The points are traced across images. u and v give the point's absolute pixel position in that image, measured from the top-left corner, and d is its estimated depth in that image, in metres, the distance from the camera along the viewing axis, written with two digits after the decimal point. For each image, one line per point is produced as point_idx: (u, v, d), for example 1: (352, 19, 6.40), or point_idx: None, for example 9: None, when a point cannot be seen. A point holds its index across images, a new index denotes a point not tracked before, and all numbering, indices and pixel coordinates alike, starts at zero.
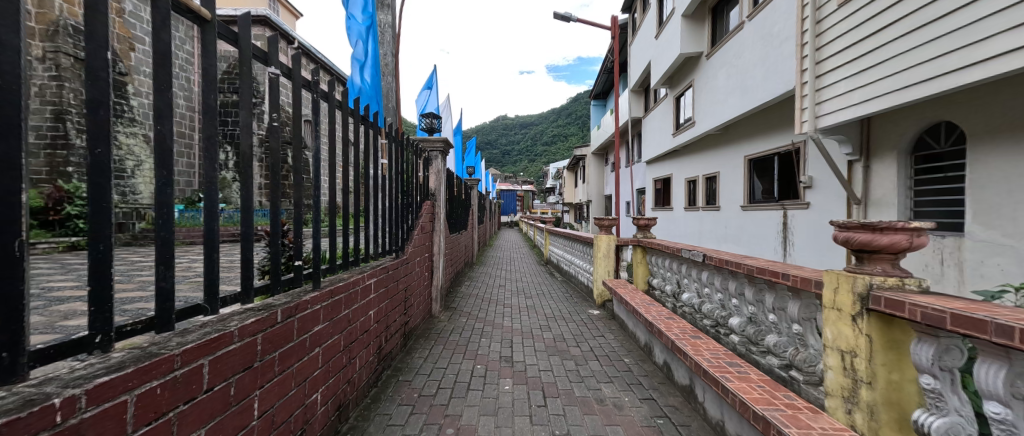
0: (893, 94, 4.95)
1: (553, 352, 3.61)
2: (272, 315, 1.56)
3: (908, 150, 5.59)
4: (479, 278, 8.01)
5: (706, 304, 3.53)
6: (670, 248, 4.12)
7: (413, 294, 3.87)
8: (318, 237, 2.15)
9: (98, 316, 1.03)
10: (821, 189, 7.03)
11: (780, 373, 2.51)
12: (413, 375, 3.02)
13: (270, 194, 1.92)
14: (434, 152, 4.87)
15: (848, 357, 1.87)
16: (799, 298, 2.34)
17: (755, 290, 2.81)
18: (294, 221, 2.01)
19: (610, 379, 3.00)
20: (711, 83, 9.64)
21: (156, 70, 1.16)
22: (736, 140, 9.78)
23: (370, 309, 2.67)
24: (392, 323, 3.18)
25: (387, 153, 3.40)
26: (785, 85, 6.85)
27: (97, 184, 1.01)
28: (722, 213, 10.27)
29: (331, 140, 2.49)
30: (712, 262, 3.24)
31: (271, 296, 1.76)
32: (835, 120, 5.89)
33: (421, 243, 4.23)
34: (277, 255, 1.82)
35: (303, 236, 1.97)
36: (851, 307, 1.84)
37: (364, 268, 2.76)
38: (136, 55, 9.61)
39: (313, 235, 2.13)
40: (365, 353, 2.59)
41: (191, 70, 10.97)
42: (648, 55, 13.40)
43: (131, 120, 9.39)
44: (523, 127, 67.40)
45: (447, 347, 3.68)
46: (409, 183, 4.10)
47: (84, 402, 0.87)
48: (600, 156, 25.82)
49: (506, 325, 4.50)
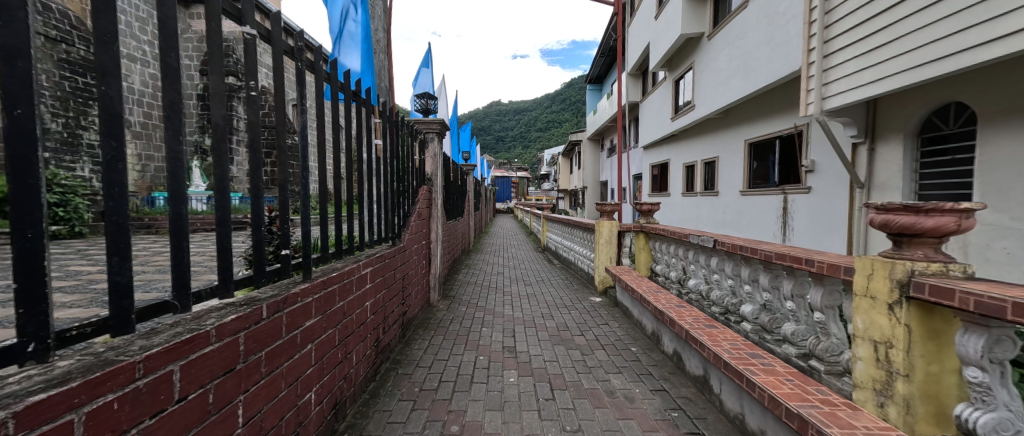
0: (906, 73, 4.79)
1: (558, 341, 3.49)
2: (257, 311, 1.38)
3: (915, 132, 5.50)
4: (478, 265, 7.88)
5: (714, 290, 3.43)
6: (675, 235, 3.99)
7: (411, 283, 3.70)
8: (308, 226, 1.94)
9: (31, 320, 0.84)
10: (824, 173, 6.93)
11: (798, 363, 2.40)
12: (413, 368, 2.87)
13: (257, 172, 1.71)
14: (430, 134, 4.58)
15: (882, 348, 1.75)
16: (821, 285, 2.21)
17: (771, 277, 2.68)
18: (280, 207, 1.79)
19: (618, 369, 2.88)
20: (713, 64, 9.40)
21: (94, 16, 0.94)
22: (736, 124, 9.60)
23: (366, 300, 2.50)
24: (390, 314, 3.03)
25: (380, 133, 3.19)
26: (790, 66, 6.66)
27: (18, 154, 0.81)
28: (721, 199, 10.17)
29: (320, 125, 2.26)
30: (723, 247, 3.09)
31: (256, 289, 1.56)
32: (842, 101, 5.75)
33: (418, 229, 4.05)
34: (261, 244, 1.59)
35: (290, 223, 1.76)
36: (887, 295, 1.71)
37: (359, 256, 2.57)
38: (111, 34, 9.22)
39: (302, 223, 1.91)
40: (361, 346, 2.43)
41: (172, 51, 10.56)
42: (647, 36, 13.08)
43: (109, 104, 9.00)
44: (517, 112, 66.56)
45: (448, 337, 3.55)
46: (405, 167, 3.88)
47: (11, 427, 0.71)
48: (596, 142, 25.55)
49: (506, 313, 4.36)
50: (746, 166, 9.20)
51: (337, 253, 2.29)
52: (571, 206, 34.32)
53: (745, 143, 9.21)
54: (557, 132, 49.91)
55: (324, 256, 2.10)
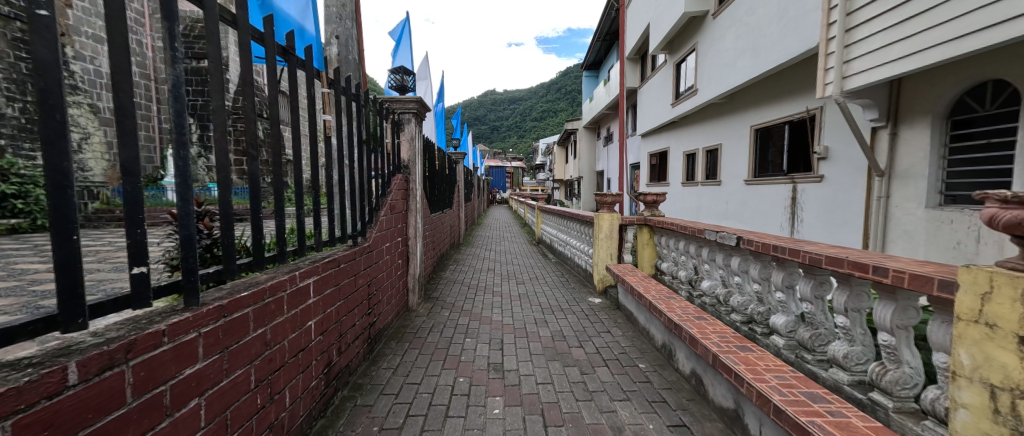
0: (945, 45, 4.22)
1: (553, 355, 2.99)
2: (50, 378, 0.83)
3: (944, 113, 5.00)
4: (467, 261, 7.38)
5: (735, 296, 2.94)
6: (686, 229, 3.49)
7: (381, 287, 3.17)
8: (191, 230, 1.30)
9: None
10: (838, 160, 6.46)
11: (853, 394, 1.90)
12: (376, 396, 2.35)
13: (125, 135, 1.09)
14: (407, 114, 4.03)
15: (1003, 396, 1.21)
16: (892, 299, 1.71)
17: (814, 285, 2.16)
18: (129, 198, 1.09)
19: (625, 395, 2.38)
20: (718, 45, 8.80)
21: None
22: (741, 108, 9.07)
23: (309, 319, 1.97)
24: (349, 329, 2.50)
25: (331, 109, 2.60)
26: (805, 43, 6.10)
27: None
28: (724, 188, 9.70)
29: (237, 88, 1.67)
30: (751, 246, 2.57)
31: (68, 332, 0.97)
32: (865, 80, 5.17)
33: (391, 225, 3.49)
34: (67, 256, 0.95)
35: (139, 227, 1.10)
36: (1016, 324, 1.16)
37: (300, 263, 2.01)
38: (75, 13, 8.58)
39: (181, 223, 1.27)
40: (302, 379, 1.90)
41: (143, 32, 10.01)
42: (647, 17, 12.43)
43: (73, 88, 8.47)
44: (512, 102, 65.56)
45: (424, 352, 3.03)
46: (374, 152, 3.32)
47: None
48: (592, 131, 24.96)
49: (494, 319, 3.84)
50: (752, 153, 8.70)
51: (255, 261, 1.68)
52: (567, 196, 33.86)
53: (751, 128, 8.69)
54: (552, 120, 49.13)
55: (232, 268, 1.54)
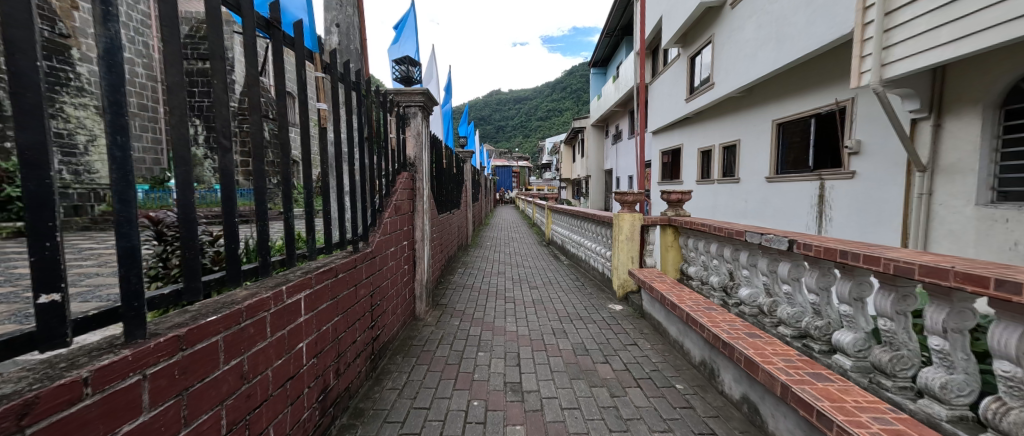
0: (1006, 26, 3.76)
1: (577, 372, 2.67)
2: None
3: (998, 102, 4.57)
4: (475, 263, 7.09)
5: (783, 307, 2.59)
6: (721, 231, 3.14)
7: (385, 296, 2.88)
8: (131, 241, 0.98)
9: None
10: (872, 155, 6.04)
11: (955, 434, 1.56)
12: (379, 425, 2.05)
13: (16, 114, 0.76)
14: (412, 107, 3.71)
15: None
16: (1018, 321, 1.35)
17: (895, 299, 1.81)
18: (26, 201, 0.77)
19: (666, 424, 2.06)
20: (737, 36, 8.40)
21: None
22: (762, 101, 8.65)
23: (300, 340, 1.67)
24: (349, 346, 2.20)
25: (327, 97, 2.28)
26: (839, 29, 5.67)
27: None
28: (743, 186, 9.29)
29: (220, 68, 1.35)
30: (810, 252, 2.20)
31: None
32: (907, 67, 4.69)
33: (396, 227, 3.19)
34: None
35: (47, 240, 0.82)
36: None
37: (289, 275, 1.69)
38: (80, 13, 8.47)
39: (120, 235, 0.95)
40: (289, 413, 1.60)
41: (149, 33, 9.97)
42: (660, 9, 12.02)
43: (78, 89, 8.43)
44: (518, 101, 65.17)
45: (433, 368, 2.72)
46: (377, 148, 3.02)
47: None
48: (601, 128, 24.52)
49: (508, 330, 3.52)
50: (774, 149, 8.29)
51: (229, 276, 1.35)
52: (575, 195, 33.42)
53: (774, 123, 8.27)
54: (559, 119, 48.69)
55: (196, 287, 1.20)
